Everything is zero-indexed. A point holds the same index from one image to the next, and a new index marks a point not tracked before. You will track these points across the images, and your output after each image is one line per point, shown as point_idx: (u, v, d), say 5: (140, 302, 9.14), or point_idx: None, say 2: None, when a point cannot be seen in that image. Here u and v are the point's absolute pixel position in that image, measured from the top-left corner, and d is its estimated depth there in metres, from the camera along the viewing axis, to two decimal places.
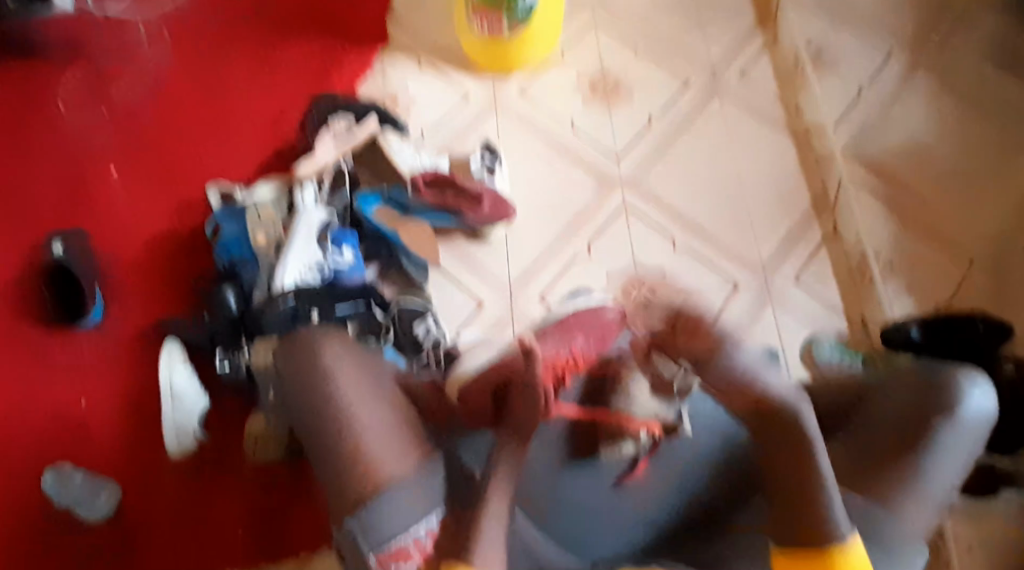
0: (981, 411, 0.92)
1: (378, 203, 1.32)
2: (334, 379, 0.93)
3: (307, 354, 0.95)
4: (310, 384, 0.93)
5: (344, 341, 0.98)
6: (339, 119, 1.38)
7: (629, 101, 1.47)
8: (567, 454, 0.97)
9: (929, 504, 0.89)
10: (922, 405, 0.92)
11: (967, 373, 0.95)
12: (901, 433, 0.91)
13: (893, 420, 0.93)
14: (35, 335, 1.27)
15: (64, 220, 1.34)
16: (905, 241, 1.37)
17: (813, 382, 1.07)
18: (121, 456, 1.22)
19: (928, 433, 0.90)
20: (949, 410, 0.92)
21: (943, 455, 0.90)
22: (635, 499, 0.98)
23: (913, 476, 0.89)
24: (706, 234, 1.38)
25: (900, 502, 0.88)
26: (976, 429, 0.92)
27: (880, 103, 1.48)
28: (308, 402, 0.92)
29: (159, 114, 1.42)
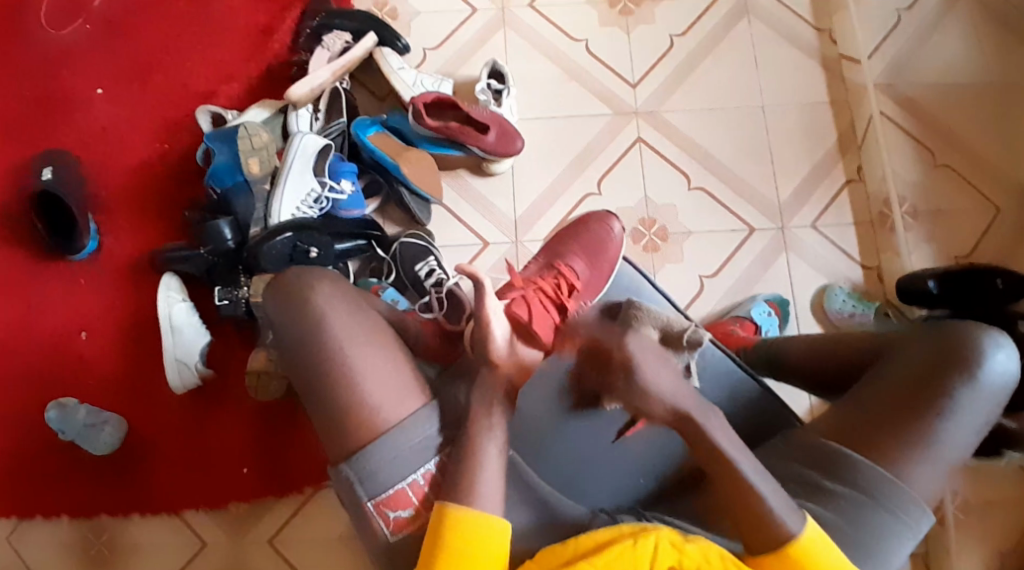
0: (1003, 371, 0.87)
1: (376, 128, 1.23)
2: (324, 324, 0.84)
3: (296, 298, 0.86)
4: (299, 330, 0.84)
5: (334, 281, 0.89)
6: (334, 35, 1.25)
7: (649, 19, 1.34)
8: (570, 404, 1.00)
9: (940, 463, 0.85)
10: (940, 366, 0.87)
11: (990, 332, 0.89)
12: (914, 391, 0.87)
13: (905, 377, 0.88)
14: (22, 267, 1.22)
15: (43, 142, 1.25)
16: (931, 184, 1.30)
17: (828, 335, 1.05)
18: (116, 392, 1.20)
19: (943, 393, 0.86)
20: (970, 372, 0.86)
21: (960, 415, 0.85)
22: (635, 452, 0.98)
23: (925, 436, 0.85)
24: (724, 173, 1.30)
25: (909, 466, 0.85)
26: (996, 390, 0.87)
27: (920, 29, 1.35)
28: (298, 354, 0.84)
29: (136, 22, 1.29)
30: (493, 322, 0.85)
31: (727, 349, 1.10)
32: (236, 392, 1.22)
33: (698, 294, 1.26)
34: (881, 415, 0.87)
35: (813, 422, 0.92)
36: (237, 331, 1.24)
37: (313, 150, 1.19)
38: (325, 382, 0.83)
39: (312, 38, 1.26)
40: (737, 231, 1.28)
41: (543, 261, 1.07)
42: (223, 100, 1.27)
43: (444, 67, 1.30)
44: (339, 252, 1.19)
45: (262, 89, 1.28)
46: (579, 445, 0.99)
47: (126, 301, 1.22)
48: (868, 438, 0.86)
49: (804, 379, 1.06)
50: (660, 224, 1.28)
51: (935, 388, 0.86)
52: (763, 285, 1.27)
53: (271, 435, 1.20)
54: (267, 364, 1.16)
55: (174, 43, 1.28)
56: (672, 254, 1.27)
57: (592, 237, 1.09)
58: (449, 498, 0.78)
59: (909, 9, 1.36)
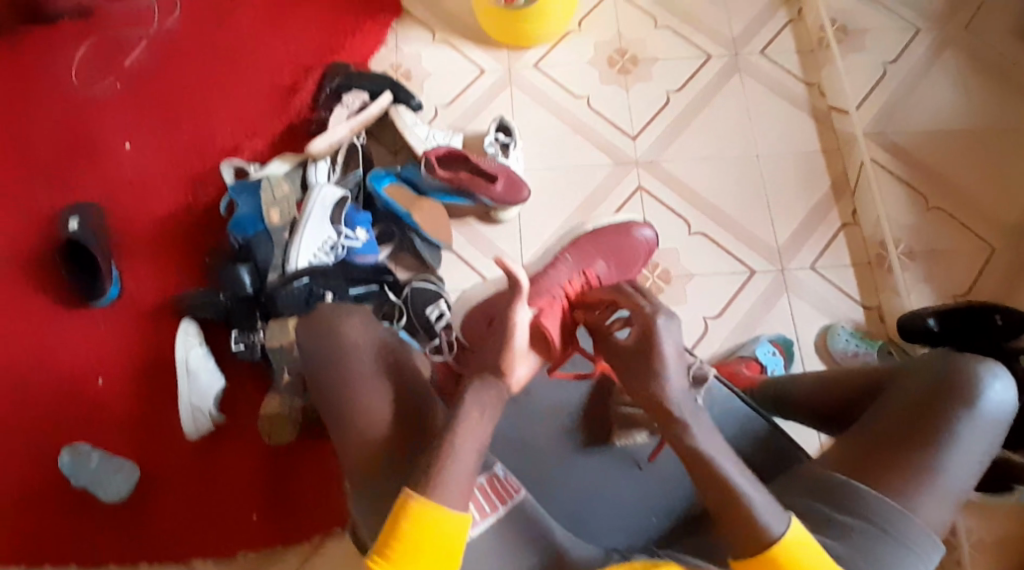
0: (1002, 401, 0.86)
1: (391, 180, 1.29)
2: (348, 357, 0.87)
3: (324, 331, 0.89)
4: (325, 361, 0.87)
5: (362, 319, 0.92)
6: (354, 94, 1.33)
7: (647, 76, 1.43)
8: (582, 441, 1.00)
9: (945, 492, 0.83)
10: (937, 396, 0.86)
11: (988, 361, 0.89)
12: (914, 422, 0.86)
13: (905, 408, 0.87)
14: (47, 312, 1.26)
15: (74, 195, 1.32)
16: (926, 229, 1.33)
17: (834, 372, 1.05)
18: (133, 434, 1.22)
19: (941, 420, 0.85)
20: (968, 400, 0.86)
21: (961, 441, 0.84)
22: (649, 487, 0.96)
23: (926, 463, 0.83)
24: (724, 218, 1.35)
25: (914, 496, 0.82)
26: (996, 417, 0.86)
27: (905, 81, 1.41)
28: (321, 384, 0.87)
29: (166, 84, 1.38)
30: (518, 330, 0.83)
31: (734, 390, 1.08)
32: (250, 435, 1.23)
33: (704, 335, 1.29)
34: (882, 445, 0.86)
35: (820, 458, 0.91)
36: (253, 374, 1.26)
37: (331, 201, 1.24)
38: (346, 407, 0.85)
39: (331, 97, 1.34)
40: (738, 273, 1.32)
41: (574, 261, 1.14)
42: (246, 154, 1.33)
43: (455, 122, 1.37)
44: (353, 298, 1.22)
45: (284, 144, 1.35)
46: (591, 480, 0.98)
47: (146, 345, 1.25)
48: (867, 468, 0.85)
49: (812, 416, 1.06)
50: (663, 267, 1.32)
51: (934, 416, 0.85)
52: (767, 325, 1.30)
53: (282, 481, 1.21)
54: (280, 407, 1.19)
55: (202, 104, 1.37)
56: (675, 296, 1.31)
57: (629, 247, 1.23)
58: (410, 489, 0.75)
59: (894, 62, 1.42)
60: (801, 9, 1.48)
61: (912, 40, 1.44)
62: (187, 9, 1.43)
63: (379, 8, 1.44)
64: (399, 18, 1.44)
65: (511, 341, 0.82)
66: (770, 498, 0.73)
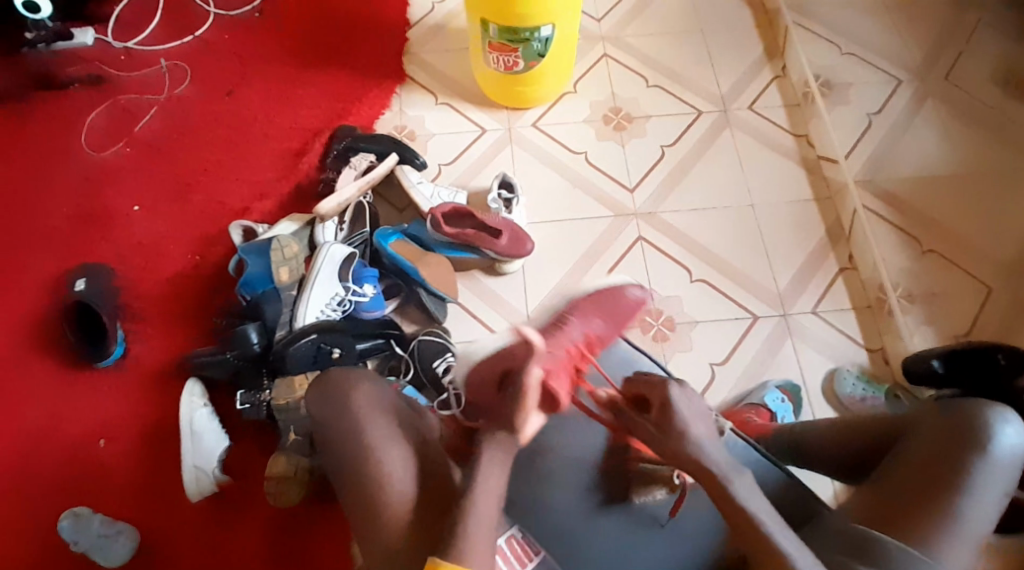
0: (1013, 446, 0.89)
1: (397, 237, 1.30)
2: (357, 422, 0.89)
3: (340, 396, 0.91)
4: (335, 430, 0.90)
5: (369, 384, 0.94)
6: (361, 156, 1.36)
7: (642, 132, 1.48)
8: (601, 500, 0.96)
9: (969, 542, 0.85)
10: (950, 443, 0.89)
11: (997, 408, 0.92)
12: (931, 470, 0.88)
13: (920, 458, 0.90)
14: (52, 372, 1.25)
15: (84, 257, 1.33)
16: (920, 271, 1.35)
17: (845, 417, 1.05)
18: (135, 496, 1.18)
19: (959, 471, 0.87)
20: (981, 446, 0.89)
21: (979, 490, 0.87)
22: (670, 538, 0.95)
23: (950, 513, 0.85)
24: (724, 265, 1.37)
25: (941, 544, 0.84)
26: (1010, 465, 0.89)
27: (890, 130, 1.47)
28: (336, 448, 0.89)
29: (176, 149, 1.41)
30: (531, 393, 0.88)
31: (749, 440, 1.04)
32: (253, 496, 1.19)
33: (712, 382, 1.29)
34: (906, 497, 0.88)
35: (846, 508, 0.92)
36: (255, 434, 1.23)
37: (340, 257, 1.24)
38: (364, 466, 0.86)
39: (339, 158, 1.38)
40: (741, 319, 1.33)
41: (577, 321, 1.06)
42: (254, 214, 1.36)
43: (459, 179, 1.41)
44: (360, 351, 1.23)
45: (292, 204, 1.37)
46: (616, 536, 0.95)
47: (149, 404, 1.24)
48: (893, 520, 0.87)
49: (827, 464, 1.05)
50: (667, 315, 1.33)
51: (952, 465, 0.88)
52: (774, 370, 1.30)
53: (288, 545, 1.16)
54: (286, 467, 1.14)
55: (211, 167, 1.40)
56: (680, 344, 1.31)
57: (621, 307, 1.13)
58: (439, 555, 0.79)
59: (878, 113, 1.48)
60: (785, 66, 1.56)
61: (894, 92, 1.50)
62: (197, 78, 1.48)
63: (383, 75, 1.49)
64: (402, 83, 1.49)
65: (525, 403, 0.88)
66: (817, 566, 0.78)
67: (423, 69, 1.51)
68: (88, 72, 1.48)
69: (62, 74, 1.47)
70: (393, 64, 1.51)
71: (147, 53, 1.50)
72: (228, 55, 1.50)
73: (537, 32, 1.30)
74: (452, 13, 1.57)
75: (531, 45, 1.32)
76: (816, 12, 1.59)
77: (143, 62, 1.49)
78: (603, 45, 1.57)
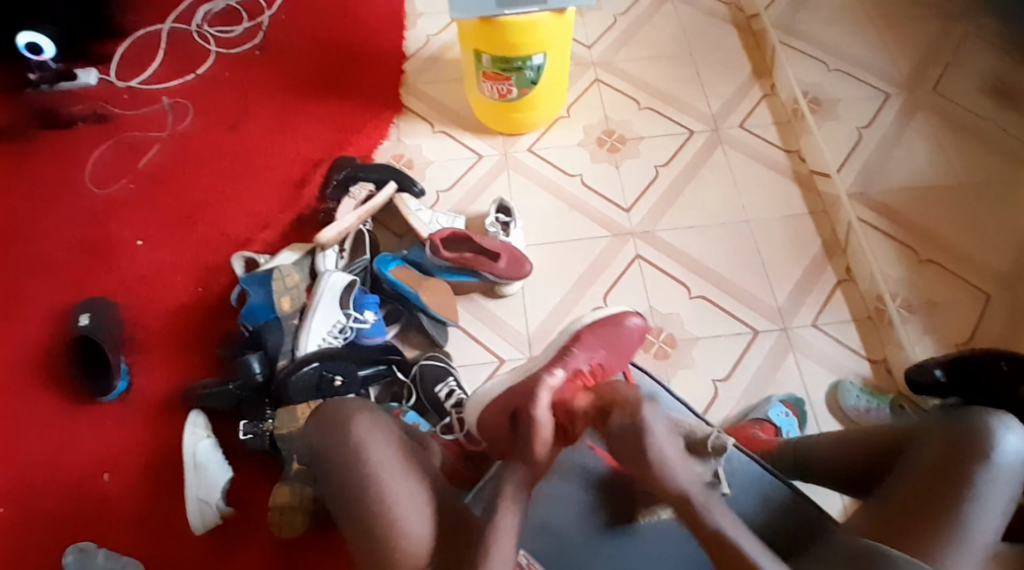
0: (1016, 453, 0.89)
1: (397, 263, 1.32)
2: (360, 447, 0.90)
3: (336, 423, 0.92)
4: (338, 456, 0.90)
5: (373, 412, 0.95)
6: (360, 185, 1.38)
7: (635, 152, 1.50)
8: (603, 517, 0.97)
9: (975, 552, 0.84)
10: (956, 451, 0.89)
11: (999, 415, 0.91)
12: (935, 476, 0.88)
13: (929, 466, 0.89)
14: (55, 404, 1.26)
15: (86, 290, 1.34)
16: (919, 280, 1.35)
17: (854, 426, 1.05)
18: (139, 525, 1.18)
19: (965, 480, 0.87)
20: (985, 455, 0.88)
21: (986, 499, 0.86)
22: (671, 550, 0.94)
23: (954, 523, 0.85)
24: (722, 280, 1.38)
25: (947, 554, 0.83)
26: (1013, 473, 0.88)
27: (881, 143, 1.48)
28: (333, 479, 0.90)
29: (177, 183, 1.44)
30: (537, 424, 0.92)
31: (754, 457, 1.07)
32: (258, 526, 1.19)
33: (715, 400, 1.29)
34: (910, 509, 0.87)
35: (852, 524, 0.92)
36: (259, 463, 1.23)
37: (340, 285, 1.25)
38: (367, 491, 0.87)
39: (338, 188, 1.38)
40: (741, 334, 1.34)
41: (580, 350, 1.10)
42: (255, 245, 1.37)
43: (457, 205, 1.43)
44: (363, 378, 1.24)
45: (293, 233, 1.39)
46: (619, 555, 0.94)
47: (155, 433, 1.24)
48: (899, 534, 0.86)
49: (834, 478, 1.05)
50: (668, 332, 1.34)
51: (957, 475, 0.87)
52: (775, 383, 1.30)
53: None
54: (290, 497, 1.14)
55: (212, 200, 1.42)
56: (681, 360, 1.32)
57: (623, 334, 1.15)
58: None
59: (868, 127, 1.50)
60: (774, 84, 1.59)
61: (881, 108, 1.51)
62: (198, 114, 1.51)
63: (380, 106, 1.52)
64: (398, 113, 1.52)
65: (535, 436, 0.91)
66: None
67: (419, 99, 1.54)
68: (89, 110, 1.51)
69: (66, 112, 1.51)
70: (389, 95, 1.54)
71: (147, 91, 1.53)
72: (227, 90, 1.53)
73: (529, 60, 1.33)
74: (446, 45, 1.60)
75: (523, 73, 1.35)
76: (803, 32, 1.62)
77: (144, 99, 1.52)
78: (594, 70, 1.60)
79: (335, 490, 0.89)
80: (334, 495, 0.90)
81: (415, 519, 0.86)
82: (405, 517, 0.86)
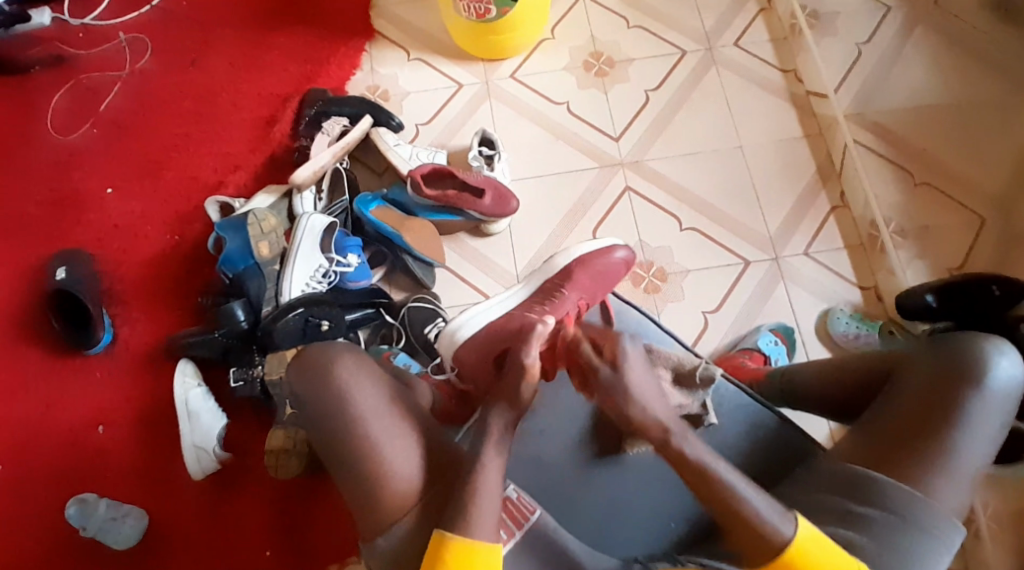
0: (1009, 379, 0.87)
1: (378, 203, 1.27)
2: (346, 393, 0.87)
3: (321, 372, 0.89)
4: (325, 405, 0.88)
5: (355, 354, 0.92)
6: (333, 120, 1.32)
7: (624, 77, 1.43)
8: (593, 453, 0.96)
9: (962, 478, 0.84)
10: (948, 378, 0.87)
11: (993, 340, 0.89)
12: (925, 400, 0.87)
13: (918, 391, 0.87)
14: (41, 361, 1.25)
15: (60, 243, 1.31)
16: (913, 202, 1.32)
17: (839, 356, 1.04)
18: (136, 476, 1.19)
19: (955, 405, 0.85)
20: (978, 380, 0.86)
21: (975, 425, 0.85)
22: (664, 490, 0.95)
23: (942, 447, 0.84)
24: (712, 211, 1.35)
25: (931, 480, 0.84)
26: (1005, 397, 0.87)
27: (880, 62, 1.40)
28: (324, 431, 0.88)
29: (143, 126, 1.37)
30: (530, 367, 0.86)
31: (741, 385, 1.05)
32: (255, 470, 1.20)
33: (703, 331, 1.28)
34: (899, 435, 0.86)
35: (834, 448, 0.92)
36: (253, 408, 1.23)
37: (320, 227, 1.22)
38: (359, 440, 0.86)
39: (311, 124, 1.33)
40: (732, 264, 1.32)
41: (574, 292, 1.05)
42: (231, 189, 1.33)
43: (437, 139, 1.37)
44: (350, 322, 1.22)
45: (269, 175, 1.34)
46: (611, 494, 0.95)
47: (144, 386, 1.24)
48: (889, 460, 0.86)
49: (823, 405, 1.03)
50: (658, 265, 1.32)
51: (947, 400, 0.86)
52: (765, 313, 1.29)
53: (296, 512, 1.18)
54: (285, 441, 1.15)
55: (182, 143, 1.36)
56: (672, 294, 1.30)
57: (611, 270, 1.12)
58: (445, 527, 0.79)
59: (867, 43, 1.42)
60: None
61: (882, 20, 1.42)
62: (159, 49, 1.42)
63: (352, 33, 1.44)
64: (372, 39, 1.44)
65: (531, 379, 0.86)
66: (774, 502, 0.78)
67: (394, 23, 1.45)
68: (45, 50, 1.43)
69: (20, 55, 1.42)
70: (362, 20, 1.45)
71: (104, 26, 1.44)
72: (188, 21, 1.44)
73: None
74: None
75: None
76: None
77: (102, 35, 1.44)
78: None
79: (328, 444, 0.87)
80: (325, 448, 0.88)
81: (410, 469, 0.86)
82: (397, 469, 0.86)
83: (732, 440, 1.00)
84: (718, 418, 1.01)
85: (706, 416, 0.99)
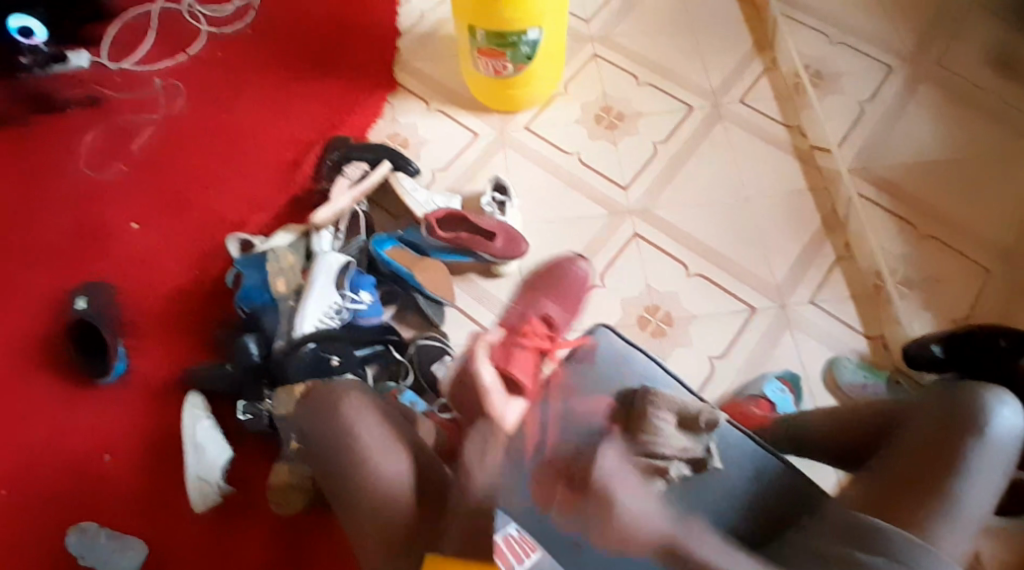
0: (1010, 428, 0.87)
1: (393, 243, 1.31)
2: (348, 425, 0.90)
3: (327, 406, 0.92)
4: (328, 435, 0.91)
5: (364, 393, 0.95)
6: (354, 165, 1.38)
7: (632, 131, 1.48)
8: None
9: (965, 527, 0.82)
10: (950, 427, 0.87)
11: (995, 390, 0.89)
12: (926, 448, 0.87)
13: (921, 439, 0.88)
14: (54, 387, 1.27)
15: (83, 274, 1.35)
16: (918, 255, 1.34)
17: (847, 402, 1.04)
18: (137, 504, 1.20)
19: (958, 453, 0.85)
20: (979, 429, 0.86)
21: (977, 473, 0.84)
22: None
23: (945, 494, 0.83)
24: (717, 256, 1.37)
25: (935, 527, 0.81)
26: (1008, 447, 0.86)
27: (884, 118, 1.46)
28: (327, 460, 0.90)
29: (171, 166, 1.44)
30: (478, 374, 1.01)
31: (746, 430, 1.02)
32: (253, 505, 1.20)
33: (711, 377, 1.28)
34: (903, 483, 0.85)
35: (841, 498, 0.90)
36: (257, 442, 1.24)
37: (336, 266, 1.26)
38: (356, 468, 0.88)
39: (333, 168, 1.39)
40: (738, 311, 1.33)
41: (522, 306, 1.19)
42: (250, 228, 1.38)
43: (453, 184, 1.42)
44: (360, 358, 1.23)
45: (289, 215, 1.39)
46: None
47: (153, 414, 1.25)
48: (890, 507, 0.84)
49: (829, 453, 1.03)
50: (665, 310, 1.33)
51: (948, 447, 0.86)
52: (772, 361, 1.29)
53: (293, 551, 1.17)
54: (289, 475, 1.15)
55: (207, 183, 1.42)
56: (679, 339, 1.31)
57: (568, 283, 1.23)
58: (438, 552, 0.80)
59: (870, 101, 1.48)
60: (776, 57, 1.56)
61: (885, 81, 1.49)
62: (192, 96, 1.50)
63: (375, 86, 1.51)
64: (393, 91, 1.51)
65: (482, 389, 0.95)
66: None
67: (415, 78, 1.53)
68: (82, 92, 1.51)
69: (58, 95, 1.51)
70: (385, 74, 1.53)
71: (140, 72, 1.53)
72: (220, 71, 1.53)
73: (524, 35, 1.30)
74: (440, 20, 1.59)
75: (518, 48, 1.33)
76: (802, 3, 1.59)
77: (137, 81, 1.52)
78: (593, 45, 1.58)
79: (329, 471, 0.89)
80: (326, 477, 0.90)
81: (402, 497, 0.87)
82: (390, 495, 0.86)
83: (737, 487, 0.96)
84: (721, 462, 0.97)
85: (711, 460, 0.97)
